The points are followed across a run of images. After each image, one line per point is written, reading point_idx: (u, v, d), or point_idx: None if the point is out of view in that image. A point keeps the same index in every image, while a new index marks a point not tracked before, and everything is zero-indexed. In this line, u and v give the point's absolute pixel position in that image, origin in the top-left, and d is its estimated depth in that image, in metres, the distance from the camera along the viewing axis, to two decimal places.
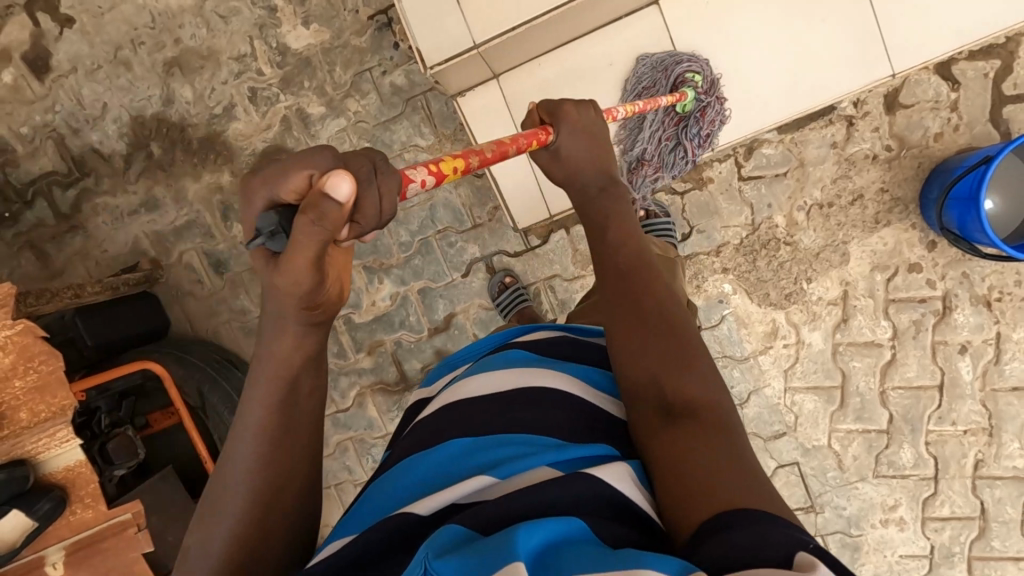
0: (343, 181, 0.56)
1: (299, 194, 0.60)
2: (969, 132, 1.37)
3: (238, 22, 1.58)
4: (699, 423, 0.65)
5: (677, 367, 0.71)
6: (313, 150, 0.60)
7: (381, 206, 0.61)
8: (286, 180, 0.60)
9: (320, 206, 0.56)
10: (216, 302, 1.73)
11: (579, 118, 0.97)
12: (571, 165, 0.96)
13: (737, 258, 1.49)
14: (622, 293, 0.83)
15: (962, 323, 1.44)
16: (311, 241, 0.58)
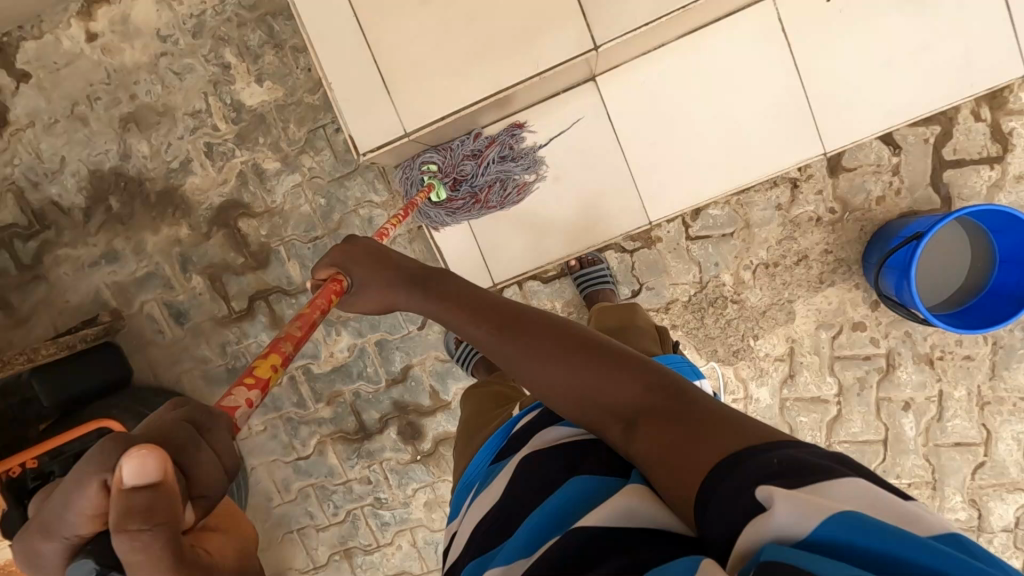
0: (145, 458, 0.49)
1: (99, 505, 0.51)
2: (910, 195, 1.38)
3: (193, 78, 1.59)
4: (650, 412, 0.65)
5: (602, 376, 0.72)
6: (91, 450, 0.51)
7: (220, 458, 0.56)
8: (75, 502, 0.51)
9: (135, 506, 0.49)
10: (177, 351, 1.75)
11: (361, 253, 0.98)
12: (373, 294, 0.96)
13: (686, 315, 1.51)
14: (505, 342, 0.81)
15: (905, 381, 1.46)
16: (140, 550, 0.50)
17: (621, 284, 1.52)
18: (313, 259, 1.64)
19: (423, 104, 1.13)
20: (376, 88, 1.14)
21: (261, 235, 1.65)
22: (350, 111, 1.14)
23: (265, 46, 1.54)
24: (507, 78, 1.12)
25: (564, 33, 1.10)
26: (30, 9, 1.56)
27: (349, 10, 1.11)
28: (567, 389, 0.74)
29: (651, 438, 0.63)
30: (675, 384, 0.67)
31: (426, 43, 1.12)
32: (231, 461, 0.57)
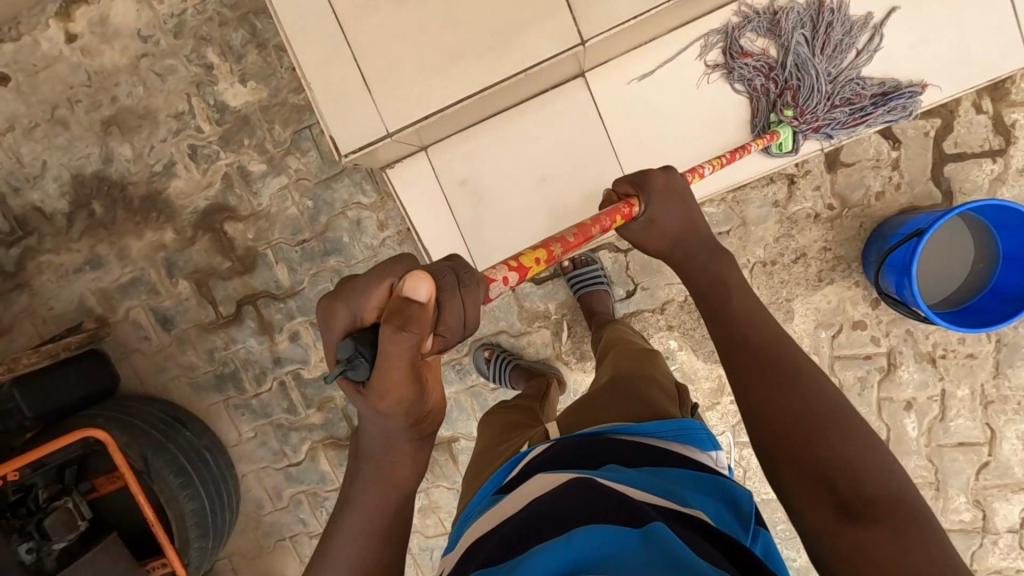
0: (421, 283, 0.65)
1: (379, 307, 0.70)
2: (910, 191, 1.35)
3: (175, 80, 1.55)
4: (886, 521, 0.59)
5: (852, 457, 0.66)
6: (393, 263, 0.71)
7: (463, 314, 0.71)
8: (370, 294, 0.69)
9: (405, 310, 0.64)
10: (164, 359, 1.71)
11: (661, 183, 1.00)
12: (665, 234, 0.98)
13: (682, 315, 1.47)
14: (733, 344, 0.82)
15: (906, 380, 1.43)
16: (401, 347, 0.65)
17: (615, 285, 1.49)
18: (301, 262, 1.61)
19: (405, 102, 1.11)
20: (356, 87, 1.11)
21: (248, 239, 1.62)
22: (329, 111, 1.11)
23: (248, 45, 1.50)
24: (490, 74, 1.09)
25: (548, 25, 1.06)
26: (6, 10, 1.52)
27: (328, 7, 1.08)
28: (790, 436, 0.70)
29: (864, 536, 0.59)
30: (915, 513, 0.61)
31: (406, 41, 1.09)
32: (470, 322, 0.72)
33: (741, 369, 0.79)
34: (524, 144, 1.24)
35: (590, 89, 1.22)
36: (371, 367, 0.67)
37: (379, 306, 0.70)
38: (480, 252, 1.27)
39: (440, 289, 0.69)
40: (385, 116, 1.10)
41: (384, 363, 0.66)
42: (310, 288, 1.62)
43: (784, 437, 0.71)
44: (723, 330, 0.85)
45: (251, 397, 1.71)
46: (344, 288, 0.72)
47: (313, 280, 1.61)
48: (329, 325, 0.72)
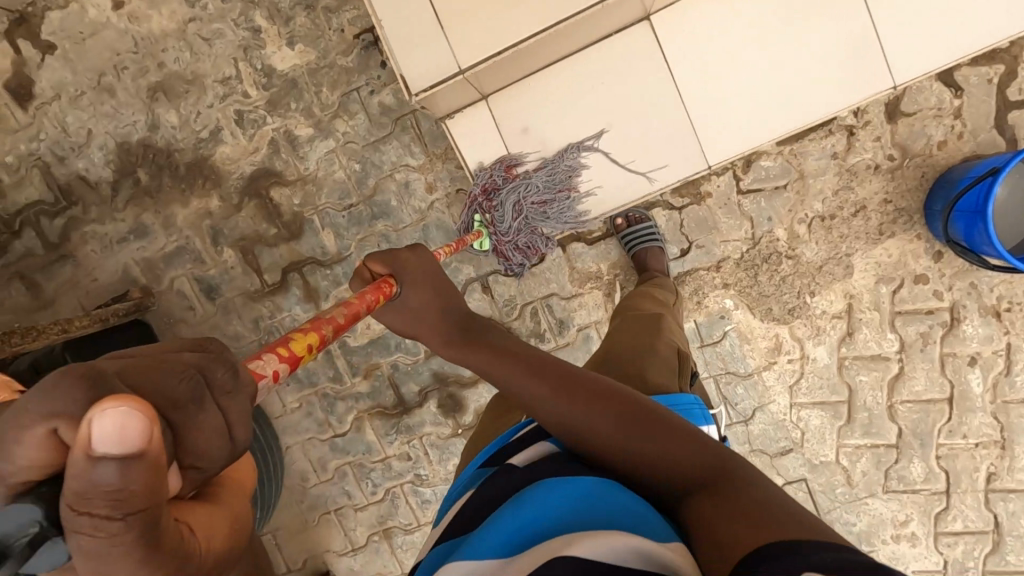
0: (128, 418, 0.38)
1: (44, 461, 0.41)
2: (974, 139, 1.33)
3: (222, 44, 1.54)
4: (733, 495, 0.61)
5: (700, 453, 0.69)
6: (54, 391, 0.39)
7: (223, 430, 0.48)
8: (11, 448, 0.40)
9: (98, 475, 0.39)
10: (208, 329, 1.70)
11: (415, 264, 0.97)
12: (418, 312, 0.93)
13: (738, 273, 1.45)
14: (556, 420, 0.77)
15: (971, 335, 1.40)
16: (113, 525, 0.41)
17: (670, 244, 1.47)
18: (348, 227, 1.59)
19: (476, 40, 1.11)
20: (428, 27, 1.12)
21: (294, 205, 1.60)
22: (399, 46, 1.12)
23: (297, 7, 1.50)
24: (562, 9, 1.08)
25: None
26: None
27: None
28: (651, 442, 0.71)
29: (719, 510, 0.60)
30: (748, 481, 0.64)
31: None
32: (242, 432, 0.49)
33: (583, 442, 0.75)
34: (586, 89, 1.24)
35: (654, 34, 1.21)
36: (72, 550, 0.42)
37: (53, 466, 0.41)
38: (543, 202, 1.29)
39: (173, 411, 0.44)
40: (456, 54, 1.11)
41: (104, 546, 0.42)
42: (357, 254, 1.60)
43: (647, 443, 0.71)
44: (532, 405, 0.80)
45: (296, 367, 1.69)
46: (9, 404, 0.41)
47: (360, 246, 1.60)
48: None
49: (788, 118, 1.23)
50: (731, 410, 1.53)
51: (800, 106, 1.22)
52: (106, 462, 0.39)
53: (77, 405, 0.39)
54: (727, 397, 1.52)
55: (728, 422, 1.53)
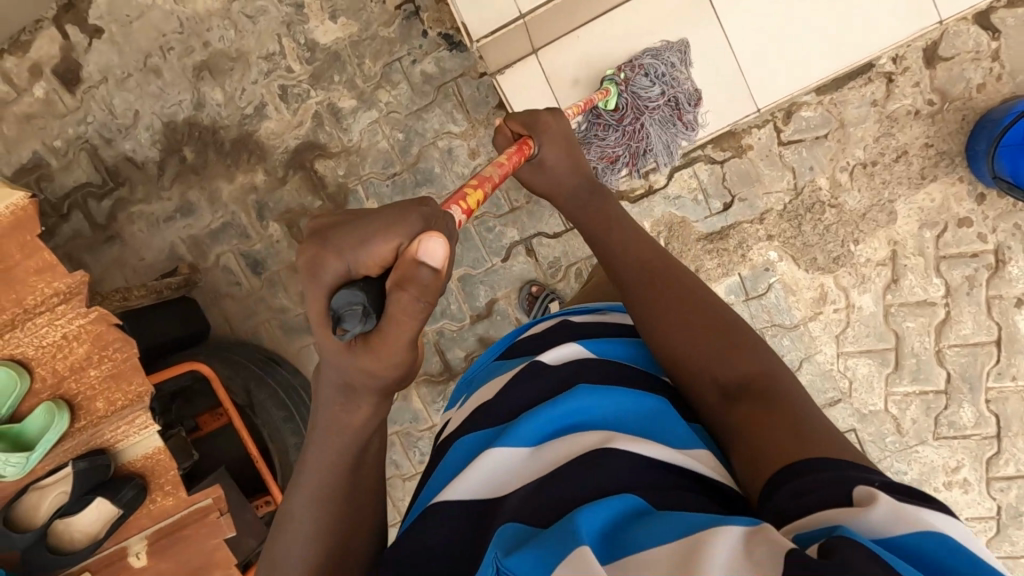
0: (440, 247, 0.58)
1: (379, 263, 0.60)
2: (1012, 80, 1.35)
3: (265, 21, 1.59)
4: (758, 397, 0.64)
5: (727, 348, 0.71)
6: (404, 218, 0.60)
7: None
8: (369, 247, 0.59)
9: (418, 277, 0.57)
10: (255, 303, 1.73)
11: (555, 127, 1.01)
12: (551, 180, 1.01)
13: (782, 224, 1.48)
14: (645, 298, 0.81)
15: (1016, 276, 1.42)
16: (406, 318, 0.59)
17: (712, 197, 1.49)
18: (392, 196, 1.62)
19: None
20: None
21: (339, 176, 1.63)
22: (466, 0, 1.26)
23: None
24: None
25: None
26: None
27: None
28: (684, 339, 0.75)
29: (737, 413, 0.64)
30: (787, 385, 0.65)
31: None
32: None
33: (654, 323, 0.78)
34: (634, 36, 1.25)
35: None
36: (374, 324, 0.59)
37: (383, 266, 0.61)
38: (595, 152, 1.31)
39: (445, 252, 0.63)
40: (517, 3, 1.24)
41: (388, 329, 0.60)
42: None
43: (678, 338, 0.75)
44: (632, 284, 0.84)
45: None
46: (366, 216, 0.61)
47: None
48: (318, 278, 0.60)
49: (836, 59, 1.25)
50: None
51: (847, 47, 1.24)
52: (422, 272, 0.58)
53: (415, 228, 0.60)
54: (774, 350, 1.54)
55: None
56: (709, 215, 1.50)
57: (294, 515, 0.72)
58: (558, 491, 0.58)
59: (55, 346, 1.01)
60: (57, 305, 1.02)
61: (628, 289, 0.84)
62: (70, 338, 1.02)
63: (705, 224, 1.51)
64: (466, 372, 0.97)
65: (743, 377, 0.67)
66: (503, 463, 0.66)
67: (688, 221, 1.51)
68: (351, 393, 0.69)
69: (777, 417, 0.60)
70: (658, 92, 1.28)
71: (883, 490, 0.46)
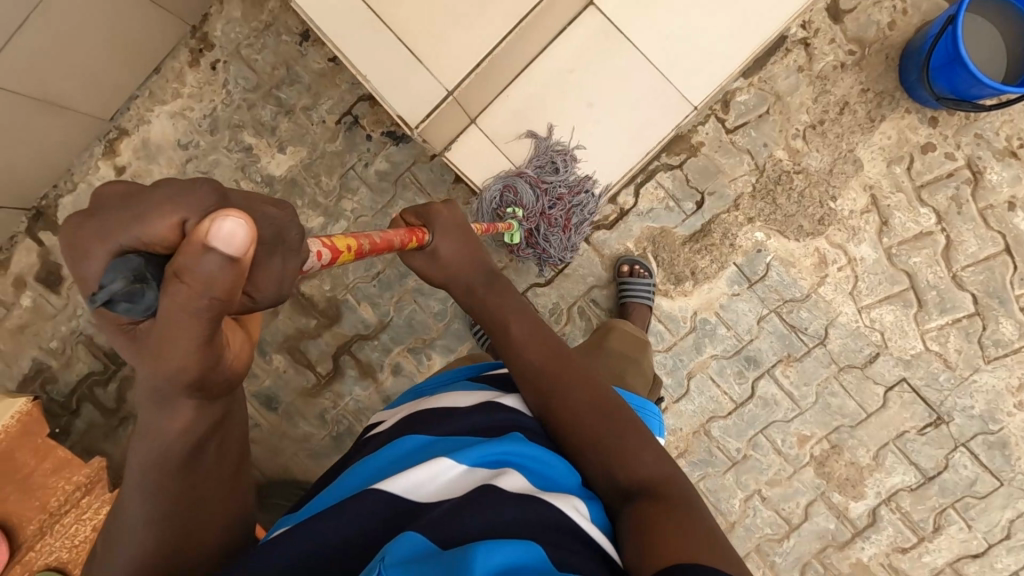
0: (242, 230, 0.40)
1: (163, 244, 0.43)
2: (917, 11, 1.41)
3: (221, 171, 1.66)
4: (659, 500, 0.68)
5: (627, 446, 0.75)
6: (197, 189, 0.43)
7: (285, 280, 0.49)
8: (147, 224, 0.42)
9: (199, 268, 0.40)
10: (278, 439, 1.70)
11: (447, 217, 1.00)
12: (452, 263, 0.99)
13: (757, 204, 1.49)
14: (549, 398, 0.82)
15: (998, 182, 1.42)
16: (189, 314, 0.42)
17: (683, 200, 1.52)
18: (381, 294, 1.64)
19: (455, 57, 1.11)
20: (405, 64, 1.13)
21: (326, 291, 1.66)
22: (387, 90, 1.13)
23: (278, 116, 1.63)
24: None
25: None
26: (61, 164, 1.65)
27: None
28: (586, 428, 0.78)
29: (638, 511, 0.67)
30: (681, 491, 0.71)
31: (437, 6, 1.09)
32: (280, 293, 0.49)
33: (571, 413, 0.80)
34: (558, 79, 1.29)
35: (598, 10, 1.25)
36: (146, 315, 0.42)
37: (169, 248, 0.43)
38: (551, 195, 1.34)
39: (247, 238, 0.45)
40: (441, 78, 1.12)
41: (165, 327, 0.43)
42: (397, 315, 1.64)
43: (580, 427, 0.78)
44: (540, 370, 0.85)
45: None
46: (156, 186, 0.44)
47: (398, 307, 1.64)
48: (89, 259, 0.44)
49: (751, 38, 1.27)
50: (804, 337, 1.51)
51: (759, 22, 1.26)
52: (196, 253, 0.39)
53: (207, 204, 0.43)
54: (795, 326, 1.51)
55: (806, 349, 1.51)
56: (685, 218, 1.52)
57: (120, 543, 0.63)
58: (482, 515, 0.60)
59: (88, 537, 1.18)
60: (83, 499, 1.22)
61: (537, 379, 0.85)
62: (102, 525, 1.19)
63: (685, 227, 1.52)
64: (418, 386, 0.99)
65: (645, 478, 0.71)
66: (443, 478, 0.68)
67: (667, 230, 1.53)
68: (165, 406, 0.54)
69: (676, 514, 0.65)
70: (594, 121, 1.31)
71: None
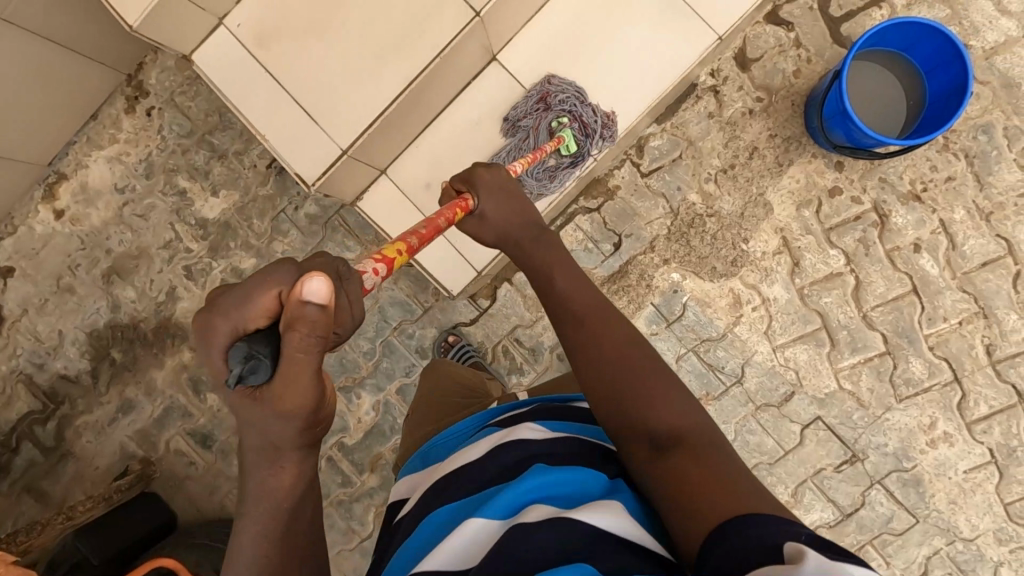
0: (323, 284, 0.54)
1: (267, 312, 0.57)
2: (821, 60, 1.46)
3: (156, 215, 1.70)
4: (690, 450, 0.66)
5: (651, 390, 0.73)
6: (275, 265, 0.57)
7: (352, 307, 0.61)
8: (253, 302, 0.56)
9: (307, 317, 0.53)
10: (213, 477, 1.73)
11: (487, 178, 0.98)
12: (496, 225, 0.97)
13: (673, 245, 1.52)
14: (575, 344, 0.81)
15: (903, 224, 1.45)
16: (302, 354, 0.55)
17: (602, 241, 1.55)
18: None
19: (349, 118, 1.14)
20: (302, 123, 1.15)
21: None
22: (285, 147, 1.16)
23: (211, 160, 1.67)
24: (416, 65, 1.12)
25: (447, 9, 1.10)
26: (0, 208, 1.70)
27: (249, 57, 1.13)
28: (607, 367, 0.77)
29: (668, 466, 0.65)
30: (713, 441, 0.68)
31: (331, 71, 1.14)
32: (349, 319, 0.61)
33: (615, 380, 0.75)
34: (467, 134, 1.32)
35: (504, 62, 1.30)
36: (271, 375, 0.56)
37: (272, 314, 0.57)
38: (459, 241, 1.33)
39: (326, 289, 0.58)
40: (336, 138, 1.14)
41: (281, 373, 0.56)
42: (328, 354, 1.67)
43: (600, 367, 0.77)
44: (574, 332, 0.82)
45: None
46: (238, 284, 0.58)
47: (329, 346, 1.67)
48: (212, 344, 0.58)
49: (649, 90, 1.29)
50: (720, 376, 1.53)
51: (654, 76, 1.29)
52: (295, 305, 0.53)
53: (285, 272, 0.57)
54: (712, 365, 1.53)
55: (723, 388, 1.53)
56: (604, 258, 1.55)
57: None
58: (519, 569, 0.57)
59: None
60: None
61: (581, 345, 0.80)
62: None
63: (604, 268, 1.55)
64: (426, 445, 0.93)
65: (672, 429, 0.69)
66: (477, 539, 0.64)
67: (587, 271, 1.56)
68: (272, 456, 0.63)
69: (711, 467, 0.63)
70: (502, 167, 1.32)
71: (809, 543, 0.49)
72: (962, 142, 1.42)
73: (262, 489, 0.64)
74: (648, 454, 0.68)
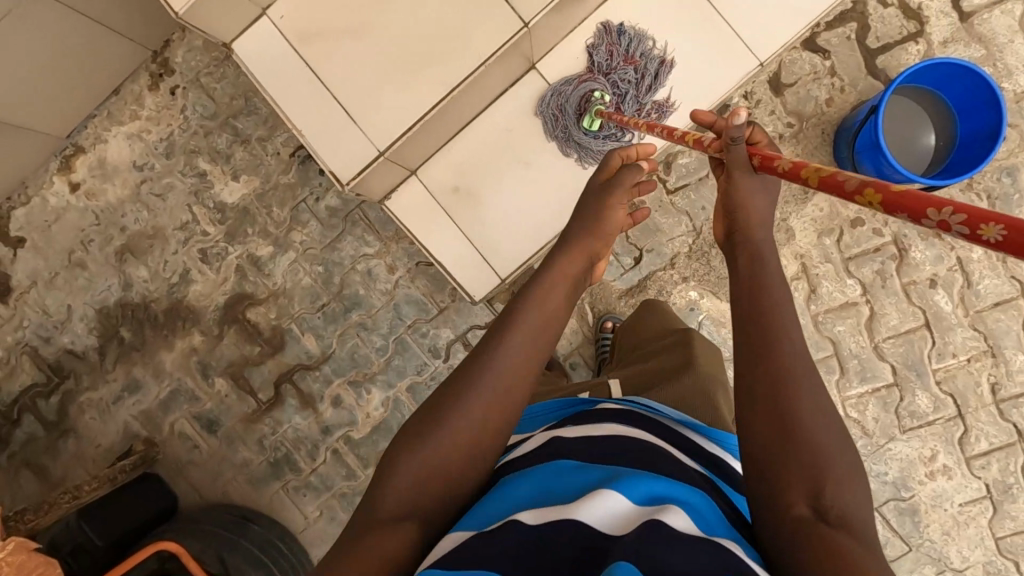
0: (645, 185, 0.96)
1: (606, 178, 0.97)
2: (854, 90, 1.46)
3: (174, 195, 1.68)
4: (843, 523, 0.60)
5: (823, 424, 0.65)
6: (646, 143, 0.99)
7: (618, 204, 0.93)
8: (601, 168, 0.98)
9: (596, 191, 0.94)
10: (217, 462, 1.73)
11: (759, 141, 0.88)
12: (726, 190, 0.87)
13: (693, 264, 1.53)
14: (761, 325, 0.71)
15: (921, 260, 1.47)
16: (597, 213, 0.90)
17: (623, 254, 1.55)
18: (325, 326, 1.67)
19: (388, 119, 1.14)
20: (340, 121, 1.14)
21: (271, 319, 1.68)
22: (319, 143, 1.14)
23: (233, 145, 1.65)
24: (458, 71, 1.13)
25: (493, 16, 1.12)
26: (15, 178, 1.67)
27: (290, 49, 1.12)
28: (802, 378, 0.67)
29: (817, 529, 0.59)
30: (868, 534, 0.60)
31: (374, 71, 1.13)
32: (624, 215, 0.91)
33: (789, 409, 0.65)
34: (500, 141, 1.31)
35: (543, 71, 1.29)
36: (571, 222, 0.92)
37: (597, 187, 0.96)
38: (485, 246, 1.33)
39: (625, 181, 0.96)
40: (374, 138, 1.14)
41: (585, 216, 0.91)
42: (340, 348, 1.67)
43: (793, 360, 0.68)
44: (760, 304, 0.72)
45: (309, 475, 1.70)
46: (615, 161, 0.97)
47: (342, 339, 1.67)
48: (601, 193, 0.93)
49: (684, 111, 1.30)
50: None
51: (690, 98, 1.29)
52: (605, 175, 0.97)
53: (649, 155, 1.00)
54: None
55: None
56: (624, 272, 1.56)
57: (391, 480, 0.69)
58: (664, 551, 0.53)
59: None
60: None
61: (761, 355, 0.69)
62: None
63: (623, 281, 1.56)
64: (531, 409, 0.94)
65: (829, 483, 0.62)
66: (614, 508, 0.61)
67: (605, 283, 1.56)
68: (507, 318, 0.79)
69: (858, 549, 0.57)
70: (534, 175, 1.32)
71: None
72: (986, 182, 1.44)
73: (490, 391, 0.73)
74: (803, 510, 0.61)
